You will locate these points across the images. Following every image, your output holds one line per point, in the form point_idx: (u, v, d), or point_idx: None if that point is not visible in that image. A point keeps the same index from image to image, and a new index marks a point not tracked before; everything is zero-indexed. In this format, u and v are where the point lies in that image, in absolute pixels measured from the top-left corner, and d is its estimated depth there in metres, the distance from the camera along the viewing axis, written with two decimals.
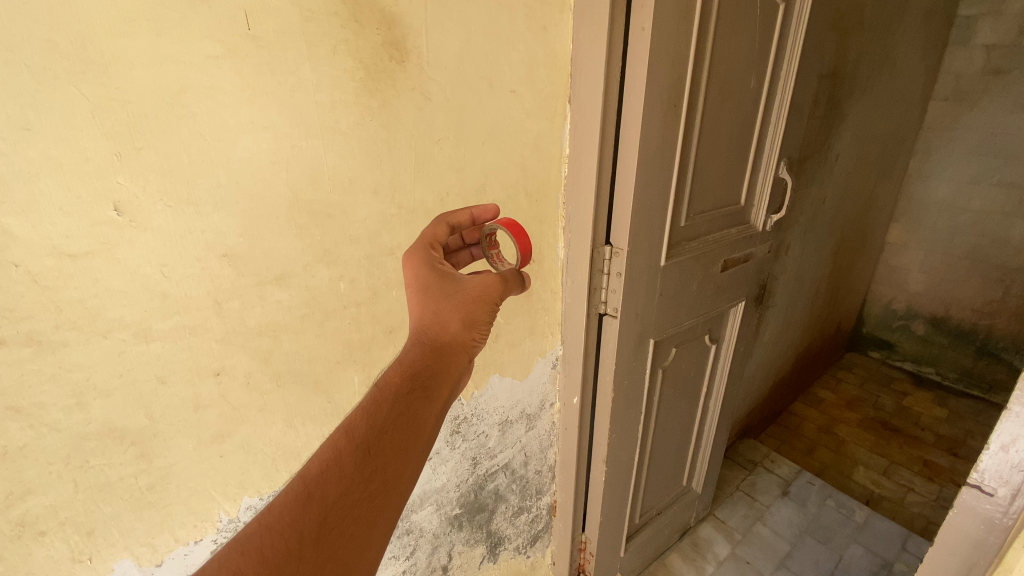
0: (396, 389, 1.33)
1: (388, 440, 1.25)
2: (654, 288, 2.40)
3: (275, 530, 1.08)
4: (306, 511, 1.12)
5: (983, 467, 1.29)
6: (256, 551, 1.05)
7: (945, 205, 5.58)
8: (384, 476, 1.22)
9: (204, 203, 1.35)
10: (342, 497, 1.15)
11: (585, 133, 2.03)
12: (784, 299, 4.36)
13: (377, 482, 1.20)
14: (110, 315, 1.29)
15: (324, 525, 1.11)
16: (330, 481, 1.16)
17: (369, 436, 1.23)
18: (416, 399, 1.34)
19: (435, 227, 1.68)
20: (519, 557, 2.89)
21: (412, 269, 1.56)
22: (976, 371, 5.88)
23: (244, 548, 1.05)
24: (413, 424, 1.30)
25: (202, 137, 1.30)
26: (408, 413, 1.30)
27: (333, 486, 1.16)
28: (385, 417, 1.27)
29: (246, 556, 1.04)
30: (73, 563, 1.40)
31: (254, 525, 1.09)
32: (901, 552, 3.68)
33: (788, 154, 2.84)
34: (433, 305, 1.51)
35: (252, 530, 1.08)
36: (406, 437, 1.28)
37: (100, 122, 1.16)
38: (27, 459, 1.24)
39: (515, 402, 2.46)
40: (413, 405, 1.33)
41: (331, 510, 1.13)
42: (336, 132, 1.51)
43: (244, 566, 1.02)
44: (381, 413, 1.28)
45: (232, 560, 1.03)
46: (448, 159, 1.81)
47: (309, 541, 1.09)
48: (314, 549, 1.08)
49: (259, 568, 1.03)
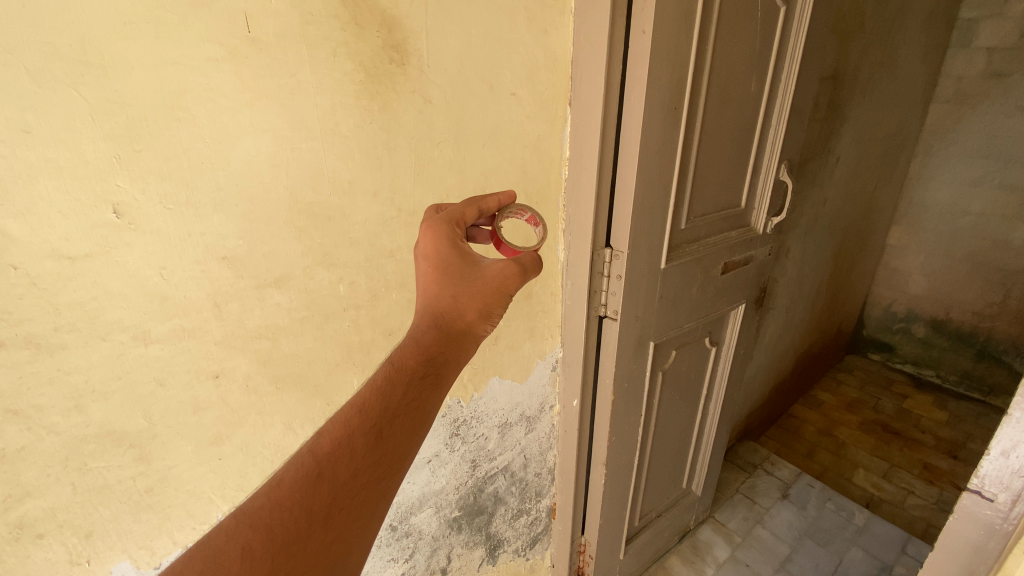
0: (410, 373, 1.33)
1: (398, 424, 1.26)
2: (654, 290, 2.39)
3: (285, 506, 1.09)
4: (316, 489, 1.12)
5: (983, 473, 1.28)
6: (265, 526, 1.06)
7: (945, 208, 5.57)
8: (393, 458, 1.23)
9: (204, 206, 1.35)
10: (352, 479, 1.17)
11: (585, 135, 2.03)
12: (784, 301, 4.36)
13: (385, 465, 1.22)
14: (109, 318, 1.28)
15: (333, 505, 1.13)
16: (341, 462, 1.17)
17: (381, 419, 1.24)
18: (428, 386, 1.34)
19: (465, 208, 1.66)
20: (519, 559, 2.89)
21: (436, 246, 1.52)
22: (976, 374, 5.88)
23: (253, 523, 1.06)
24: (423, 410, 1.32)
25: (202, 140, 1.30)
26: (419, 399, 1.31)
27: (344, 467, 1.17)
28: (397, 401, 1.28)
29: (255, 530, 1.05)
30: (71, 566, 1.40)
31: (263, 497, 1.10)
32: (900, 555, 3.67)
33: (788, 157, 2.84)
34: (451, 288, 1.50)
35: (261, 503, 1.09)
36: (416, 422, 1.29)
37: (100, 125, 1.16)
38: (25, 462, 1.24)
39: (515, 404, 2.45)
40: (425, 391, 1.33)
41: (341, 490, 1.15)
42: (336, 135, 1.51)
43: (254, 540, 1.04)
44: (394, 397, 1.28)
45: (241, 533, 1.05)
46: (448, 161, 1.80)
47: (319, 520, 1.10)
48: (323, 527, 1.10)
49: (269, 543, 1.05)
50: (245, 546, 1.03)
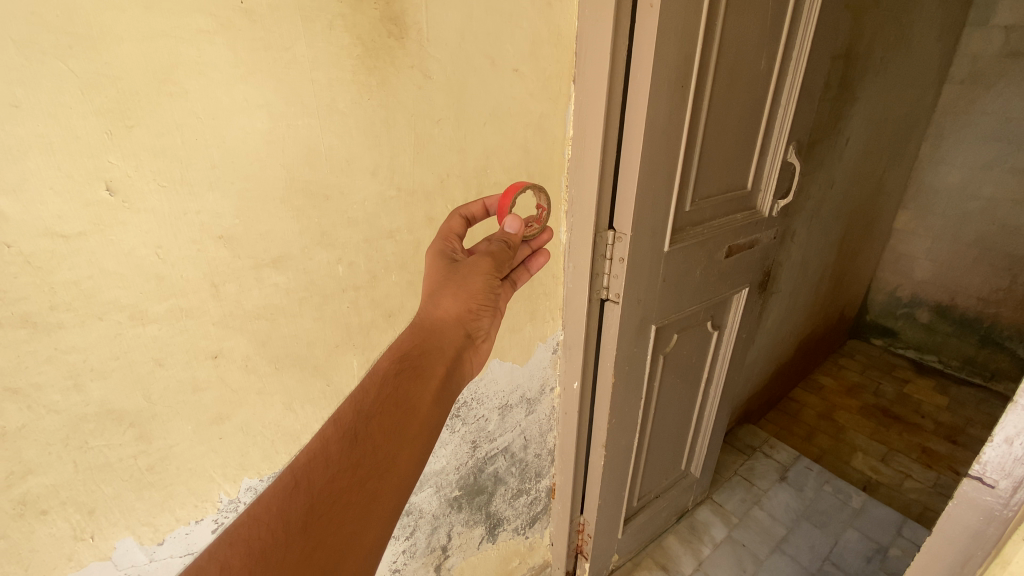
0: (385, 373, 1.42)
1: (376, 424, 1.30)
2: (657, 273, 2.37)
3: (262, 520, 1.11)
4: (293, 499, 1.14)
5: (985, 459, 1.27)
6: (243, 542, 1.07)
7: (955, 191, 5.48)
8: (373, 458, 1.25)
9: (198, 184, 1.32)
10: (330, 484, 1.18)
11: (589, 114, 1.98)
12: (788, 285, 4.33)
13: (366, 465, 1.23)
14: (105, 297, 1.27)
15: (312, 513, 1.13)
16: (317, 467, 1.20)
17: (355, 421, 1.29)
18: (403, 382, 1.41)
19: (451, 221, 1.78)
20: (518, 538, 2.92)
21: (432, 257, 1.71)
22: (979, 360, 5.86)
23: (232, 539, 1.07)
24: (402, 407, 1.35)
25: (197, 116, 1.27)
26: (395, 396, 1.36)
27: (320, 474, 1.19)
28: (371, 402, 1.33)
29: (234, 546, 1.06)
30: (76, 541, 1.42)
31: (243, 516, 1.12)
32: (896, 537, 3.71)
33: (797, 138, 2.78)
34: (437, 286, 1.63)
35: (241, 522, 1.10)
36: (394, 420, 1.32)
37: (91, 100, 1.13)
38: (27, 440, 1.25)
39: (515, 386, 2.45)
40: (399, 389, 1.39)
41: (319, 496, 1.16)
42: (333, 112, 1.47)
43: (232, 557, 1.04)
44: (367, 399, 1.33)
45: (221, 551, 1.05)
46: (449, 140, 1.77)
47: (295, 528, 1.10)
48: (301, 536, 1.10)
49: (246, 559, 1.04)
50: (223, 563, 1.03)
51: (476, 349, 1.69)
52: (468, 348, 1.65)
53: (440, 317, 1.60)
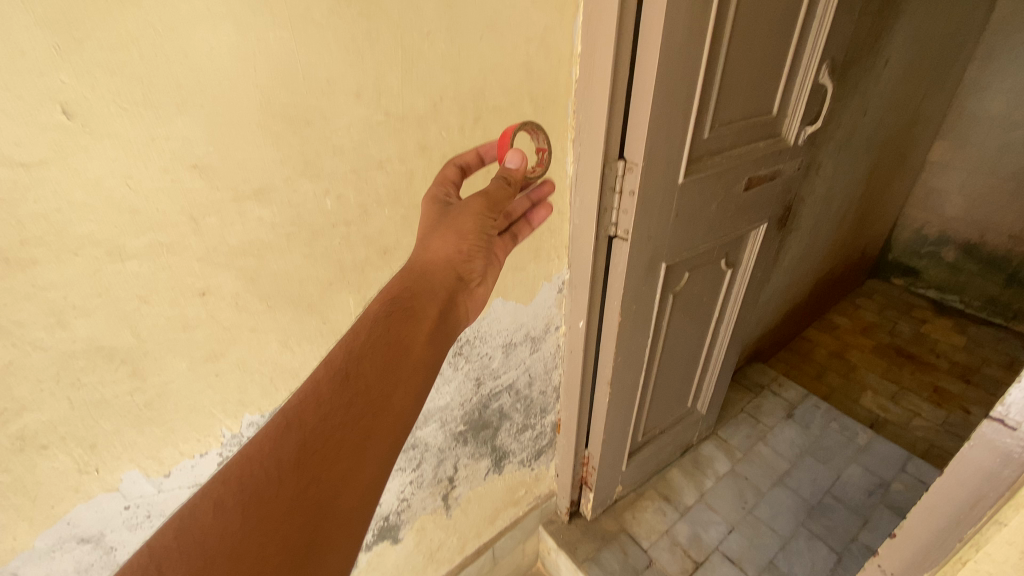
0: (377, 313, 1.37)
1: (368, 364, 1.26)
2: (670, 208, 2.23)
3: (255, 459, 1.10)
4: (286, 438, 1.12)
5: (1010, 401, 1.20)
6: (236, 480, 1.06)
7: (999, 119, 5.06)
8: (368, 397, 1.22)
9: (164, 106, 1.20)
10: (324, 423, 1.15)
11: (599, 26, 1.77)
12: (809, 222, 4.13)
13: (360, 404, 1.20)
14: (78, 232, 1.20)
15: (306, 450, 1.11)
16: (309, 407, 1.16)
17: (348, 361, 1.25)
18: (396, 322, 1.36)
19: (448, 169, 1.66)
20: (523, 470, 3.00)
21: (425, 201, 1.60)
22: (1002, 301, 5.63)
23: (225, 478, 1.07)
24: (396, 348, 1.31)
25: (153, 27, 1.13)
26: (388, 335, 1.32)
27: (314, 413, 1.16)
28: (363, 343, 1.29)
29: (227, 484, 1.06)
30: (80, 474, 1.44)
31: (236, 455, 1.11)
32: (899, 473, 3.76)
33: (832, 55, 2.50)
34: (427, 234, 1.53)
35: (234, 461, 1.10)
36: (387, 359, 1.28)
37: (28, 5, 1.00)
38: (17, 377, 1.23)
39: (519, 325, 2.40)
40: (391, 330, 1.34)
41: (313, 434, 1.13)
42: (308, 23, 1.32)
43: (226, 494, 1.04)
44: (358, 340, 1.29)
45: (215, 489, 1.06)
46: (441, 58, 1.60)
47: (289, 466, 1.09)
48: (295, 474, 1.08)
49: (240, 496, 1.04)
50: (217, 501, 1.04)
51: (470, 292, 1.64)
52: (461, 291, 1.59)
53: (431, 262, 1.52)
